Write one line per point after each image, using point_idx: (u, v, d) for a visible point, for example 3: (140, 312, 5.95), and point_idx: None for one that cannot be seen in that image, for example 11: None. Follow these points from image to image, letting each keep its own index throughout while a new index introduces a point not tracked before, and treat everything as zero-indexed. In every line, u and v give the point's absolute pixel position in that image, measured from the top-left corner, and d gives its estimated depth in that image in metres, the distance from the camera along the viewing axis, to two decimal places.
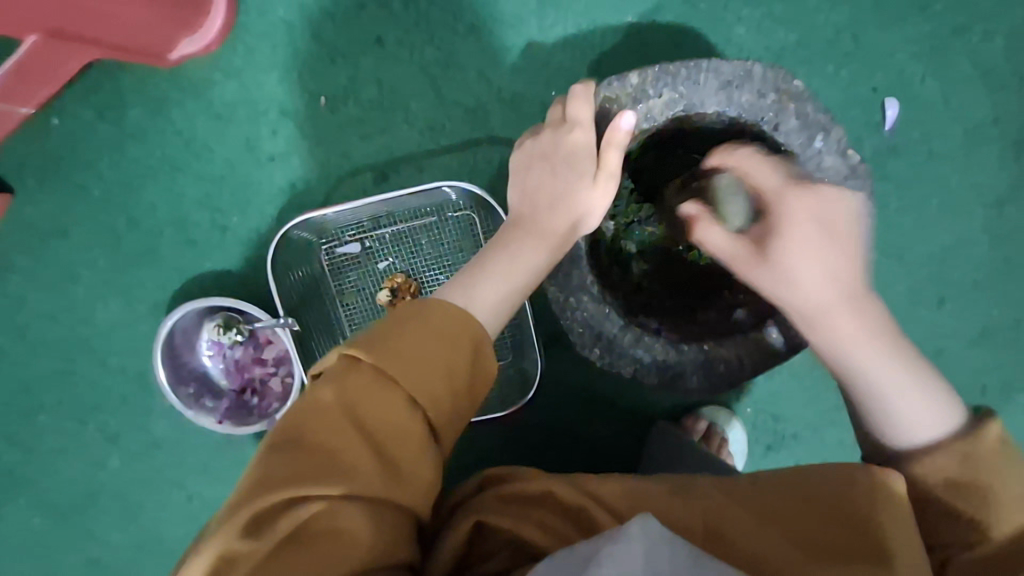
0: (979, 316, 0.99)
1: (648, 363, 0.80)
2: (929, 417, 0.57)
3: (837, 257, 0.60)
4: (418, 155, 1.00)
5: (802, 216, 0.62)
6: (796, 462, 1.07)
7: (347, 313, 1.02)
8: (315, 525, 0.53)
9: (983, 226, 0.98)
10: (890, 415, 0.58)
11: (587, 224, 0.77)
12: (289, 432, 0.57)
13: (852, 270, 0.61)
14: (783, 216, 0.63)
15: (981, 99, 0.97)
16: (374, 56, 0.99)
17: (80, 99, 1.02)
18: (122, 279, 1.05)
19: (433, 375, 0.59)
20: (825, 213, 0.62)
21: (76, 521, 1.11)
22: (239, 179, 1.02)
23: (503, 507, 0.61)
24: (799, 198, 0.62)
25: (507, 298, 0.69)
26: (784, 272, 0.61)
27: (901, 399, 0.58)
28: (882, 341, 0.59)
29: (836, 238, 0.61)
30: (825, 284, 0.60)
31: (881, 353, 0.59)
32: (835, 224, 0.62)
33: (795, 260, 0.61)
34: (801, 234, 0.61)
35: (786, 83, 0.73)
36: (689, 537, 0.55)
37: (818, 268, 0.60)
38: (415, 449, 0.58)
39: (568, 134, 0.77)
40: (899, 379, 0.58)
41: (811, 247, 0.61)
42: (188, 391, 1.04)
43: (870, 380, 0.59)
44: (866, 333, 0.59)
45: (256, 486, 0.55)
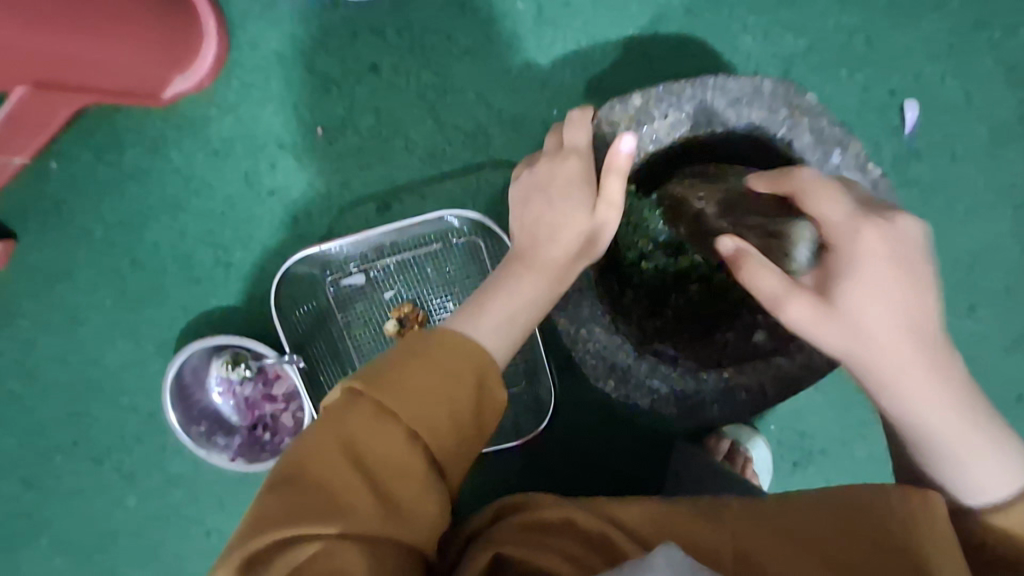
0: (1013, 322, 0.95)
1: (666, 393, 0.78)
2: (993, 474, 0.52)
3: (901, 296, 0.52)
4: (420, 182, 0.98)
5: (878, 253, 0.53)
6: (825, 478, 1.03)
7: (355, 345, 1.00)
8: (309, 567, 0.50)
9: (1013, 229, 0.94)
10: (939, 465, 0.53)
11: (595, 250, 0.74)
12: (288, 470, 0.56)
13: (931, 320, 0.52)
14: (851, 252, 0.54)
15: (1006, 97, 0.92)
16: (370, 84, 0.97)
17: (79, 140, 1.02)
18: (129, 320, 1.05)
19: (435, 408, 0.57)
20: (902, 244, 0.53)
21: (97, 560, 1.11)
22: (239, 214, 1.01)
23: (522, 536, 0.58)
24: (870, 230, 0.54)
25: (508, 334, 0.66)
26: (854, 321, 0.53)
27: (976, 462, 0.52)
28: (956, 396, 0.52)
29: (913, 271, 0.53)
30: (898, 329, 0.52)
31: (958, 416, 0.52)
32: (914, 258, 0.53)
33: (858, 301, 0.53)
34: (871, 270, 0.53)
35: (797, 97, 0.70)
36: (715, 566, 0.53)
37: (884, 312, 0.52)
38: (416, 486, 0.56)
39: (563, 160, 0.73)
40: (969, 427, 0.52)
41: (890, 283, 0.52)
42: (199, 429, 1.03)
43: (936, 436, 0.52)
44: (941, 391, 0.51)
45: (252, 525, 0.53)
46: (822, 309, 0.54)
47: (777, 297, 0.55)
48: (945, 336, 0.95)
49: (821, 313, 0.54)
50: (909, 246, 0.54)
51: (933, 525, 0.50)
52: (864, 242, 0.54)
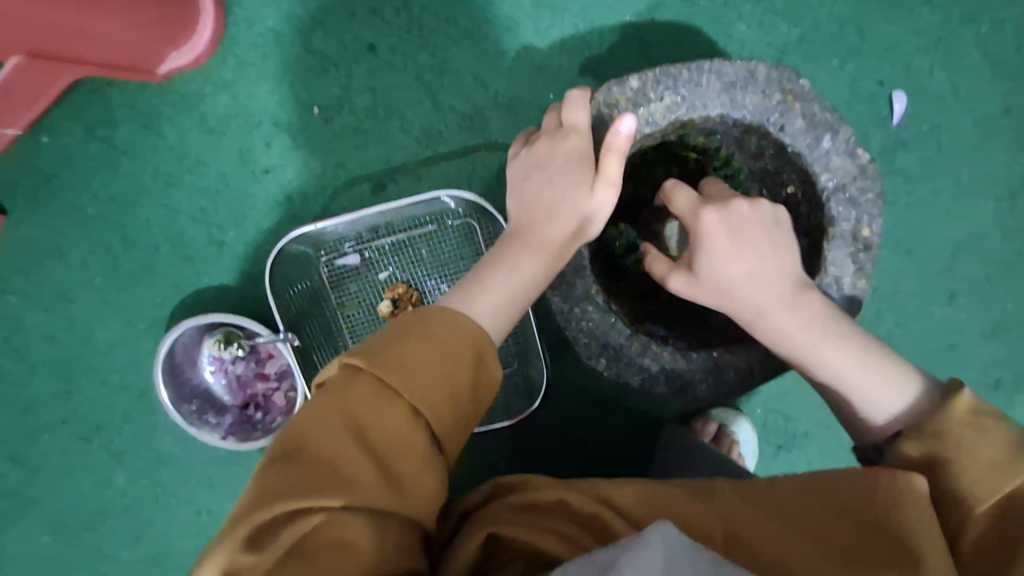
0: (992, 310, 0.97)
1: (657, 372, 0.78)
2: (883, 392, 0.60)
3: (755, 258, 0.64)
4: (416, 164, 0.99)
5: (719, 227, 0.65)
6: (808, 462, 1.05)
7: (349, 325, 1.01)
8: (316, 538, 0.52)
9: (994, 219, 0.96)
10: (847, 392, 0.62)
11: (589, 230, 0.75)
12: (289, 445, 0.56)
13: (782, 269, 0.64)
14: (697, 237, 0.66)
15: (991, 90, 0.95)
16: (367, 64, 0.97)
17: (71, 115, 1.01)
18: (120, 297, 1.04)
19: (436, 386, 0.58)
20: (739, 222, 0.65)
21: (84, 538, 1.11)
22: (233, 193, 1.00)
23: (516, 515, 0.59)
24: (712, 211, 0.65)
25: (506, 310, 0.68)
26: (716, 284, 0.65)
27: (870, 381, 0.61)
28: (823, 329, 0.62)
29: (754, 238, 0.65)
30: (755, 287, 0.64)
31: (832, 339, 0.61)
32: (772, 235, 0.65)
33: (729, 268, 0.64)
34: (722, 249, 0.64)
35: (791, 82, 0.71)
36: (710, 545, 0.54)
37: (740, 267, 0.64)
38: (418, 462, 0.56)
39: (564, 139, 0.75)
40: (855, 359, 0.61)
41: (744, 251, 0.64)
42: (190, 408, 1.03)
43: (829, 371, 0.62)
44: (817, 330, 0.62)
45: (256, 499, 0.54)
46: (689, 279, 0.67)
47: (666, 276, 0.69)
48: (926, 323, 0.98)
49: (692, 282, 0.66)
50: (761, 224, 0.65)
51: (921, 511, 0.51)
52: (705, 220, 0.66)
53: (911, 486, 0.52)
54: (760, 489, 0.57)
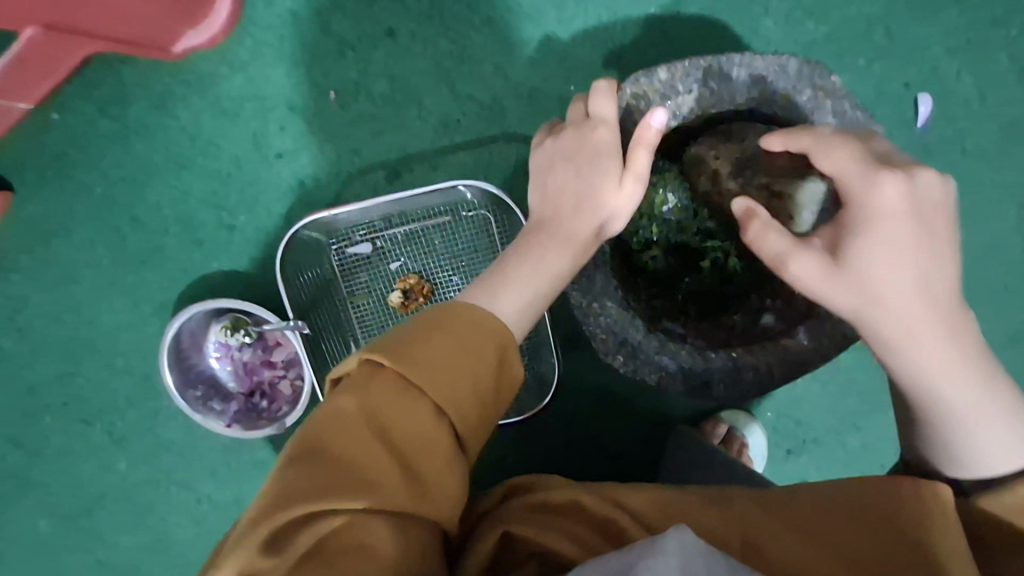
0: (1009, 319, 0.96)
1: (674, 370, 0.77)
2: (999, 446, 0.53)
3: (910, 251, 0.55)
4: (431, 153, 0.97)
5: (899, 215, 0.55)
6: (818, 468, 1.04)
7: (358, 314, 0.99)
8: (336, 541, 0.51)
9: (1017, 226, 0.95)
10: (951, 431, 0.55)
11: (613, 227, 0.75)
12: (308, 445, 0.56)
13: (927, 278, 0.55)
14: (863, 214, 0.56)
15: (1017, 94, 0.93)
16: (385, 50, 0.96)
17: (82, 93, 0.99)
18: (127, 280, 1.02)
19: (461, 384, 0.57)
20: (921, 201, 0.55)
21: (83, 522, 1.09)
22: (245, 176, 0.99)
23: (529, 517, 0.59)
24: (893, 180, 0.55)
25: (530, 303, 0.67)
26: (861, 273, 0.56)
27: (989, 432, 0.53)
28: (975, 363, 0.54)
29: (928, 224, 0.55)
30: (916, 295, 0.55)
31: (973, 387, 0.54)
32: (929, 214, 0.56)
33: (877, 258, 0.56)
34: (886, 229, 0.55)
35: (823, 78, 0.69)
36: (724, 549, 0.53)
37: (906, 271, 0.55)
38: (441, 460, 0.56)
39: (593, 131, 0.73)
40: (981, 393, 0.54)
41: (887, 245, 0.55)
42: (195, 394, 1.01)
43: (951, 405, 0.54)
44: (951, 356, 0.54)
45: (271, 502, 0.53)
46: (821, 265, 0.58)
47: (783, 256, 0.60)
48: None
49: (826, 268, 0.58)
50: (926, 208, 0.55)
51: (947, 516, 0.50)
52: (880, 199, 0.56)
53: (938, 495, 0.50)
54: (783, 497, 0.56)
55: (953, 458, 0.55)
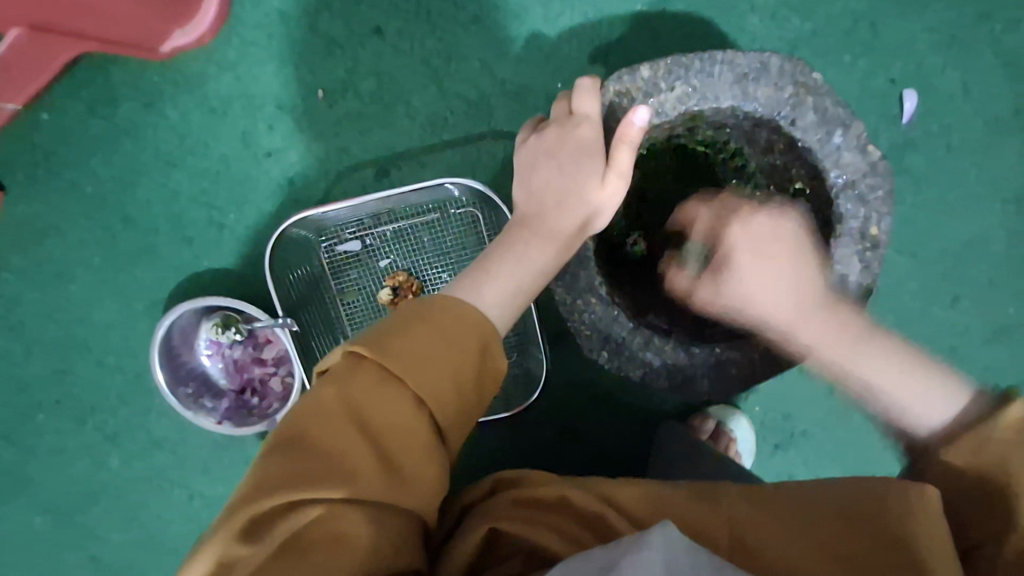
0: (994, 314, 0.96)
1: (658, 366, 0.78)
2: (920, 399, 0.60)
3: (767, 272, 0.71)
4: (419, 151, 0.97)
5: (743, 241, 0.74)
6: (805, 462, 1.05)
7: (348, 311, 1.00)
8: (313, 530, 0.53)
9: (1001, 222, 0.95)
10: (893, 397, 0.61)
11: (597, 222, 0.76)
12: (288, 435, 0.58)
13: (799, 280, 0.69)
14: (727, 245, 0.75)
15: (1002, 90, 0.94)
16: (373, 48, 0.96)
17: (71, 92, 0.99)
18: (118, 278, 1.03)
19: (439, 375, 0.59)
20: (759, 236, 0.73)
21: (76, 519, 1.10)
22: (234, 174, 0.99)
23: (516, 510, 0.60)
24: (738, 226, 0.74)
25: (513, 298, 0.68)
26: (743, 295, 0.73)
27: (906, 395, 0.60)
28: (854, 330, 0.66)
29: (778, 250, 0.71)
30: (784, 300, 0.70)
31: (853, 349, 0.65)
32: (766, 244, 0.72)
33: (748, 284, 0.72)
34: (740, 259, 0.73)
35: (804, 75, 0.70)
36: (713, 549, 0.55)
37: (761, 283, 0.72)
38: (420, 452, 0.58)
39: (576, 128, 0.75)
40: (871, 360, 0.64)
41: (764, 263, 0.72)
42: (187, 391, 1.02)
43: (863, 372, 0.64)
44: (837, 334, 0.66)
45: (251, 491, 0.56)
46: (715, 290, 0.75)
47: (689, 288, 0.78)
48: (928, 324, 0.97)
49: (720, 292, 0.75)
50: (782, 232, 0.72)
51: (932, 523, 0.50)
52: (734, 237, 0.74)
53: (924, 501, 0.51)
54: (772, 495, 0.57)
55: (911, 422, 0.60)
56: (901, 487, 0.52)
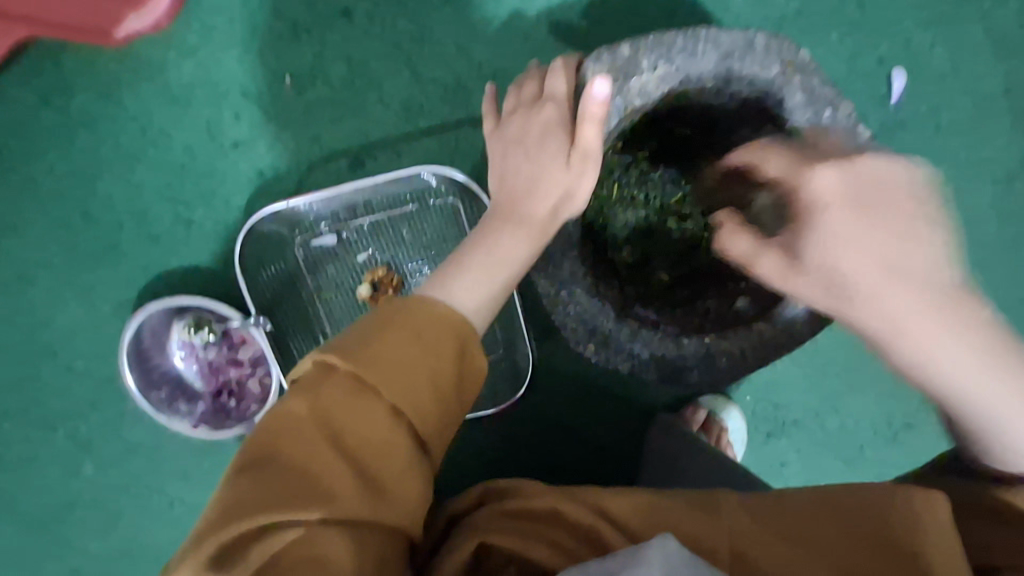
0: (984, 296, 0.95)
1: (647, 359, 0.76)
2: (1021, 422, 0.51)
3: (886, 237, 0.52)
4: (395, 140, 0.93)
5: (842, 213, 0.54)
6: (796, 450, 1.04)
7: (326, 308, 0.97)
8: (291, 552, 0.52)
9: (991, 202, 0.93)
10: (992, 424, 0.52)
11: (574, 204, 0.71)
12: (262, 452, 0.57)
13: (899, 254, 0.52)
14: (823, 218, 0.55)
15: (991, 67, 0.91)
16: (342, 32, 0.91)
17: (22, 83, 0.94)
18: (82, 279, 0.98)
19: (416, 382, 0.58)
20: (871, 193, 0.53)
21: (51, 530, 1.06)
22: (200, 168, 0.94)
23: (506, 523, 0.60)
24: (832, 171, 0.55)
25: (489, 295, 0.65)
26: (847, 282, 0.54)
27: (998, 406, 0.51)
28: (995, 363, 0.51)
29: (882, 213, 0.53)
30: (922, 280, 0.52)
31: (992, 378, 0.51)
32: (891, 206, 0.53)
33: (847, 259, 0.54)
34: (847, 225, 0.54)
35: (791, 53, 0.67)
36: (715, 563, 0.53)
37: (868, 258, 0.53)
38: (400, 462, 0.57)
39: (539, 109, 0.72)
40: (984, 369, 0.51)
41: (869, 245, 0.53)
42: (160, 395, 0.99)
43: (973, 397, 0.52)
44: (977, 360, 0.51)
45: (223, 514, 0.54)
46: (784, 266, 0.60)
47: (754, 260, 0.63)
48: None
49: (795, 262, 0.58)
50: (882, 185, 0.54)
51: (940, 530, 0.49)
52: (815, 186, 0.56)
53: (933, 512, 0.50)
54: (768, 506, 0.55)
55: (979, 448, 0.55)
56: (908, 496, 0.51)
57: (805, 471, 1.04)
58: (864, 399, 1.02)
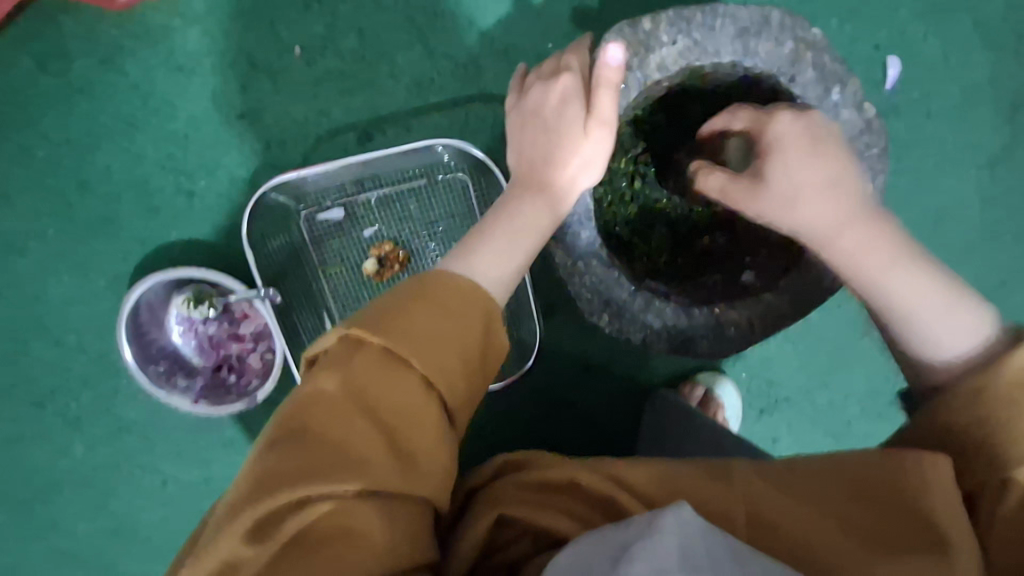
0: (967, 277, 0.99)
1: (659, 329, 0.78)
2: (954, 330, 0.56)
3: (817, 169, 0.60)
4: (405, 114, 0.93)
5: (790, 137, 0.60)
6: (787, 426, 1.07)
7: (329, 284, 0.95)
8: (325, 524, 0.51)
9: (976, 187, 0.98)
10: (914, 327, 0.58)
11: (590, 171, 0.72)
12: (290, 426, 0.55)
13: (851, 182, 0.60)
14: (767, 140, 0.61)
15: (979, 58, 0.96)
16: (354, 4, 0.91)
17: (17, 46, 0.91)
18: (76, 251, 0.96)
19: (446, 353, 0.57)
20: (809, 131, 0.60)
21: (36, 511, 1.03)
22: (204, 138, 0.93)
23: (528, 495, 0.59)
24: (785, 115, 0.60)
25: (510, 260, 0.66)
26: (786, 195, 0.60)
27: (941, 312, 0.57)
28: (906, 252, 0.59)
29: (824, 148, 0.60)
30: (826, 200, 0.60)
31: (921, 283, 0.58)
32: (821, 137, 0.60)
33: (788, 173, 0.60)
34: (792, 153, 0.60)
35: (803, 31, 0.69)
36: (731, 528, 0.53)
37: (826, 204, 0.60)
38: (431, 432, 0.56)
39: (556, 79, 0.73)
40: (918, 283, 0.58)
41: (806, 159, 0.60)
42: (158, 369, 0.96)
43: (907, 299, 0.58)
44: (889, 245, 0.59)
45: (255, 489, 0.53)
46: (754, 191, 0.61)
47: (723, 192, 0.63)
48: None
49: (742, 186, 0.62)
50: (819, 130, 0.60)
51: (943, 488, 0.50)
52: (777, 128, 0.61)
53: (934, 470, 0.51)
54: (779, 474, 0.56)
55: (916, 346, 0.58)
56: (918, 457, 0.52)
57: (797, 446, 1.07)
58: (852, 376, 1.05)
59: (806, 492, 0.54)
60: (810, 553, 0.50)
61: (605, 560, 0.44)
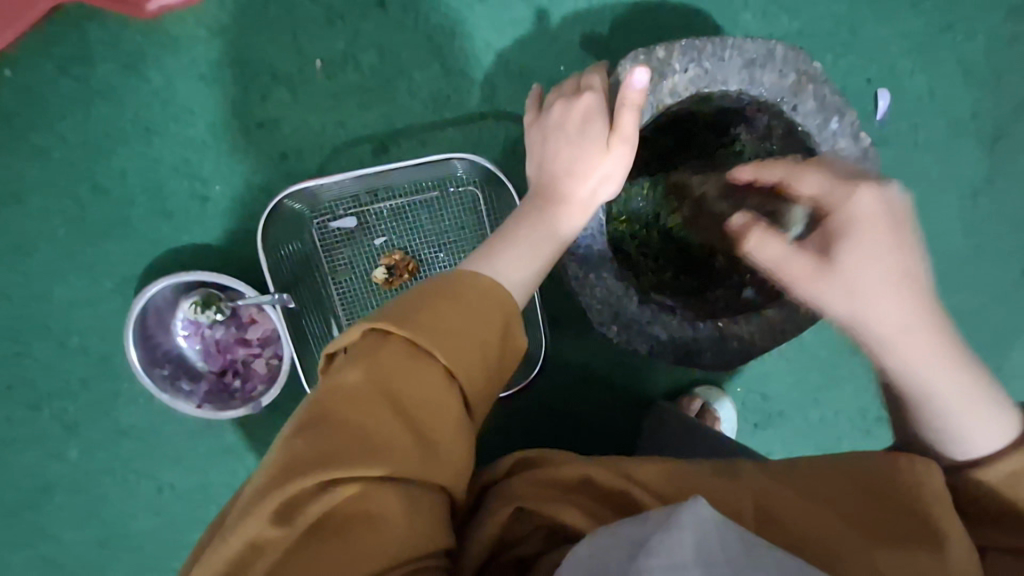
0: (949, 300, 1.05)
1: (665, 340, 0.80)
2: (980, 426, 0.52)
3: (891, 253, 0.53)
4: (420, 128, 0.96)
5: (875, 216, 0.54)
6: (780, 440, 1.10)
7: (339, 291, 0.97)
8: (349, 506, 0.52)
9: (959, 215, 1.03)
10: (943, 424, 0.53)
11: (608, 184, 0.76)
12: (316, 413, 0.55)
13: (922, 274, 0.53)
14: (843, 217, 0.55)
15: (963, 94, 1.02)
16: (375, 20, 0.94)
17: (41, 49, 0.92)
18: (86, 252, 0.96)
19: (469, 349, 0.58)
20: (893, 212, 0.54)
21: (27, 516, 1.02)
22: (222, 145, 0.95)
23: (538, 489, 0.60)
24: (869, 190, 0.55)
25: (530, 265, 0.68)
26: (848, 284, 0.54)
27: (975, 418, 0.52)
28: (953, 353, 0.53)
29: (901, 232, 0.54)
30: (902, 292, 0.53)
31: (960, 379, 0.52)
32: (893, 218, 0.54)
33: (852, 259, 0.54)
34: (871, 238, 0.53)
35: (805, 65, 0.74)
36: (739, 520, 0.53)
37: (879, 271, 0.53)
38: (453, 424, 0.56)
39: (578, 98, 0.76)
40: (954, 367, 0.52)
41: (869, 244, 0.53)
42: (162, 372, 0.96)
43: (937, 391, 0.52)
44: (932, 345, 0.52)
45: (281, 473, 0.52)
46: (815, 273, 0.55)
47: (772, 266, 0.58)
48: None
49: (805, 264, 0.56)
50: (898, 214, 0.54)
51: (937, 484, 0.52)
52: (857, 206, 0.54)
53: (926, 468, 0.53)
54: (782, 468, 0.58)
55: (935, 441, 0.54)
56: (911, 459, 0.54)
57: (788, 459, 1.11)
58: (841, 394, 1.09)
59: (812, 489, 0.55)
60: (824, 552, 0.50)
61: (622, 552, 0.43)
